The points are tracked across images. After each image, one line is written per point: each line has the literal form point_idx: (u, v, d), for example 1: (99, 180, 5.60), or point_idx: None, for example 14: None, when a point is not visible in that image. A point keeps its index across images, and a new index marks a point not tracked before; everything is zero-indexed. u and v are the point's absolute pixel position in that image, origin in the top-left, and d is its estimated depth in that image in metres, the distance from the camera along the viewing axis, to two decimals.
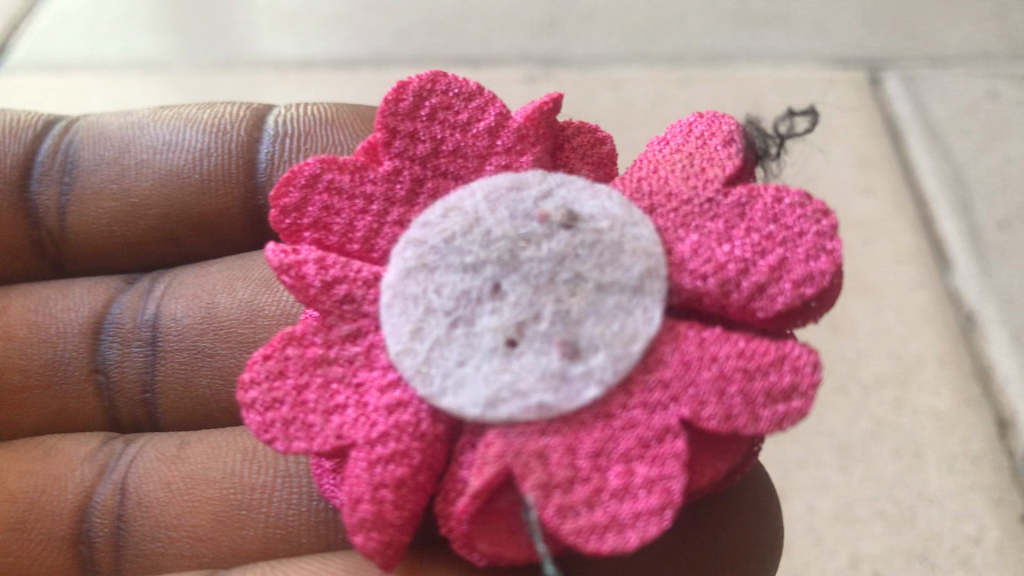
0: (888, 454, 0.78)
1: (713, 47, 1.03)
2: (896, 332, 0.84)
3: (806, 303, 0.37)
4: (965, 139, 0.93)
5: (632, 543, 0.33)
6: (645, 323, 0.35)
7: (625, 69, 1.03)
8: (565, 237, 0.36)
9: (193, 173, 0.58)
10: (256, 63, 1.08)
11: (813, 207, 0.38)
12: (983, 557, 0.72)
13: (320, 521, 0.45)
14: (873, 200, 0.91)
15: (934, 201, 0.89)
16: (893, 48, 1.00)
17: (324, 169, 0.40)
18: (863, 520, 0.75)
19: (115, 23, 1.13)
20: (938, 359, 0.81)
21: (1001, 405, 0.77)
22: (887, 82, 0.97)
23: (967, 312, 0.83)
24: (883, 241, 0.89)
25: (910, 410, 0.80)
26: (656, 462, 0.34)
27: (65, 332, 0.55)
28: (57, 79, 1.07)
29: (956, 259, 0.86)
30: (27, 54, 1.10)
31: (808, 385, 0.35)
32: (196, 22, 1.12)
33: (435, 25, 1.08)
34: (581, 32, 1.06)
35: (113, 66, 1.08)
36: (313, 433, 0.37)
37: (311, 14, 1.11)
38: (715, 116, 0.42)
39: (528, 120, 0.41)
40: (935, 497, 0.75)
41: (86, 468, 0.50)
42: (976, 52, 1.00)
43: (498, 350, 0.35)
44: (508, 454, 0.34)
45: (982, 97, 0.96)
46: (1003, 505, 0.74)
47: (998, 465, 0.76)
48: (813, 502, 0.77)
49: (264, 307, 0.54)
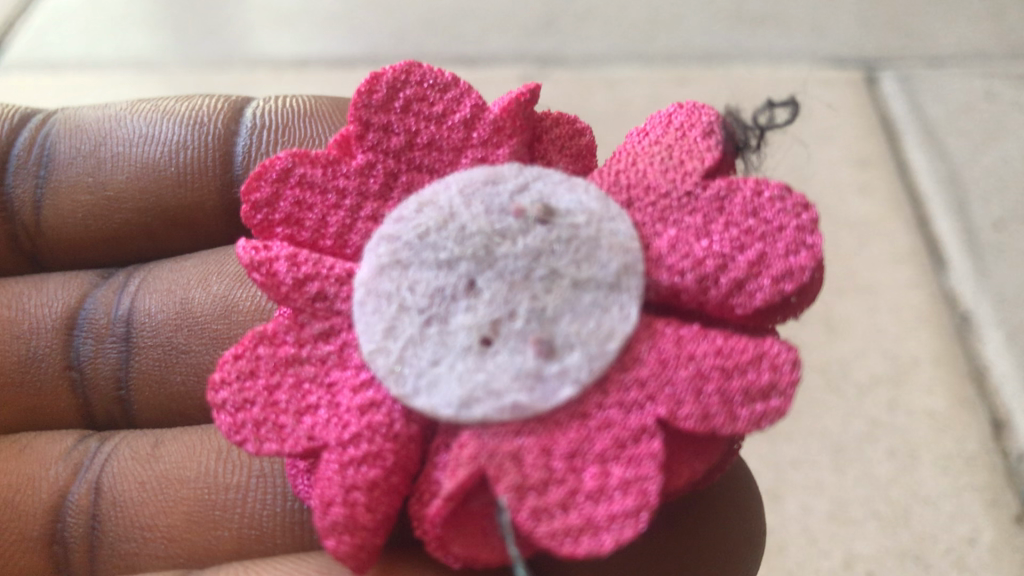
0: (885, 455, 0.78)
1: (708, 46, 1.02)
2: (890, 332, 0.83)
3: (786, 298, 0.37)
4: (960, 139, 0.92)
5: (607, 546, 0.32)
6: (622, 320, 0.35)
7: (623, 69, 1.01)
8: (541, 232, 0.35)
9: (170, 166, 0.56)
10: (252, 62, 1.06)
11: (793, 200, 0.37)
12: (978, 558, 0.72)
13: (295, 522, 0.44)
14: (870, 199, 0.90)
15: (930, 202, 0.89)
16: (890, 48, 0.99)
17: (295, 163, 0.39)
18: (858, 520, 0.75)
19: (111, 23, 1.11)
20: (932, 360, 0.81)
21: (996, 405, 0.77)
22: (882, 82, 0.97)
23: (962, 313, 0.82)
24: (878, 243, 0.88)
25: (904, 410, 0.79)
26: (632, 463, 0.33)
27: (39, 327, 0.55)
28: (51, 78, 1.06)
29: (951, 259, 0.85)
30: (21, 52, 1.09)
31: (787, 383, 0.34)
32: (192, 23, 1.11)
33: (433, 27, 1.07)
34: (578, 32, 1.05)
35: (107, 65, 1.07)
36: (285, 435, 0.36)
37: (308, 15, 1.10)
38: (695, 106, 0.41)
39: (505, 111, 0.40)
40: (929, 498, 0.75)
41: (60, 467, 0.50)
42: (972, 52, 0.99)
43: (473, 348, 0.34)
44: (482, 455, 0.33)
45: (980, 98, 0.95)
46: (997, 506, 0.73)
47: (994, 466, 0.75)
48: (809, 501, 0.76)
49: (239, 303, 0.53)
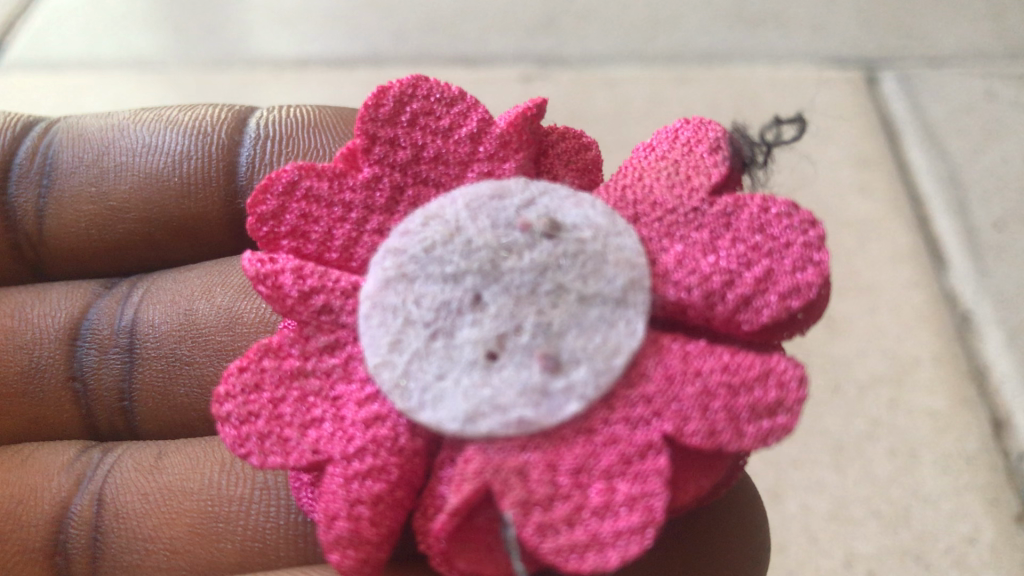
0: (885, 455, 0.78)
1: (709, 47, 1.02)
2: (892, 333, 0.83)
3: (793, 315, 0.37)
4: (961, 140, 0.92)
5: (613, 563, 0.32)
6: (628, 336, 0.35)
7: (620, 69, 1.02)
8: (547, 247, 0.35)
9: (173, 176, 0.57)
10: (252, 62, 1.07)
11: (800, 217, 0.37)
12: (978, 558, 0.72)
13: (298, 535, 0.44)
14: (869, 200, 0.90)
15: (931, 200, 0.89)
16: (889, 49, 0.99)
17: (302, 176, 0.40)
18: (859, 520, 0.75)
19: (111, 23, 1.12)
20: (932, 359, 0.81)
21: (996, 405, 0.77)
22: (883, 82, 0.97)
23: (962, 312, 0.82)
24: (878, 243, 0.88)
25: (904, 410, 0.79)
26: (638, 479, 0.33)
27: (42, 338, 0.54)
28: (53, 78, 1.06)
29: (951, 258, 0.85)
30: (23, 53, 1.09)
31: (794, 400, 0.34)
32: (192, 22, 1.11)
33: (432, 25, 1.08)
34: (577, 32, 1.05)
35: (108, 65, 1.07)
36: (289, 448, 0.36)
37: (309, 13, 1.10)
38: (702, 122, 0.41)
39: (511, 125, 0.40)
40: (929, 498, 0.75)
41: (63, 478, 0.49)
42: (973, 52, 0.99)
43: (478, 363, 0.34)
44: (487, 470, 0.33)
45: (979, 97, 0.95)
46: (998, 506, 0.73)
47: (994, 465, 0.75)
48: (809, 502, 0.76)
49: (243, 314, 0.53)
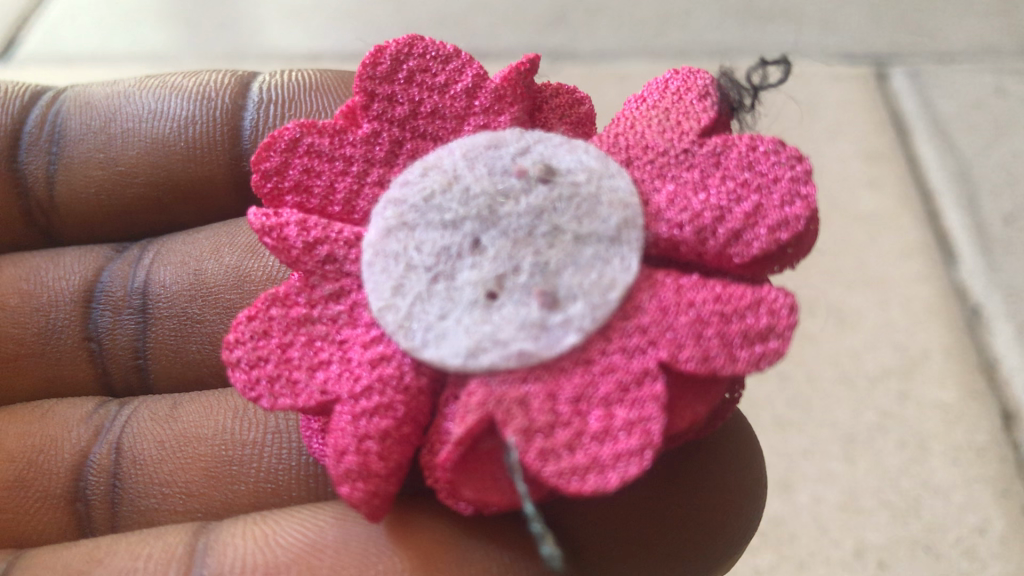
0: (895, 447, 0.78)
1: (720, 41, 1.02)
2: (902, 325, 0.84)
3: (782, 249, 0.38)
4: (971, 135, 0.93)
5: (613, 484, 0.33)
6: (623, 271, 0.36)
7: (631, 64, 1.02)
8: (543, 191, 0.37)
9: (179, 141, 0.58)
10: (263, 55, 1.08)
11: (787, 153, 0.38)
12: (988, 549, 0.73)
13: (309, 475, 0.45)
14: (880, 194, 0.91)
15: (940, 197, 0.90)
16: (900, 43, 1.01)
17: (303, 133, 0.41)
18: (870, 510, 0.76)
19: (125, 16, 1.13)
20: (943, 352, 0.81)
21: (1006, 398, 0.78)
22: (892, 78, 0.98)
23: (973, 305, 0.83)
24: (889, 236, 0.89)
25: (914, 402, 0.80)
26: (635, 405, 0.34)
27: (58, 301, 0.56)
28: (66, 70, 1.07)
29: (963, 252, 0.86)
30: (36, 46, 1.10)
31: (785, 326, 0.35)
32: (206, 17, 1.13)
33: (444, 19, 1.09)
34: (589, 25, 1.06)
35: (122, 59, 1.09)
36: (298, 390, 0.37)
37: (321, 9, 1.12)
38: (690, 71, 0.42)
39: (505, 80, 0.41)
40: (939, 488, 0.76)
41: (82, 429, 0.51)
42: (982, 48, 1.00)
43: (479, 302, 0.35)
44: (490, 402, 0.34)
45: (990, 93, 0.96)
46: (1008, 497, 0.74)
47: (1004, 456, 0.76)
48: (819, 491, 0.77)
49: (250, 273, 0.54)
